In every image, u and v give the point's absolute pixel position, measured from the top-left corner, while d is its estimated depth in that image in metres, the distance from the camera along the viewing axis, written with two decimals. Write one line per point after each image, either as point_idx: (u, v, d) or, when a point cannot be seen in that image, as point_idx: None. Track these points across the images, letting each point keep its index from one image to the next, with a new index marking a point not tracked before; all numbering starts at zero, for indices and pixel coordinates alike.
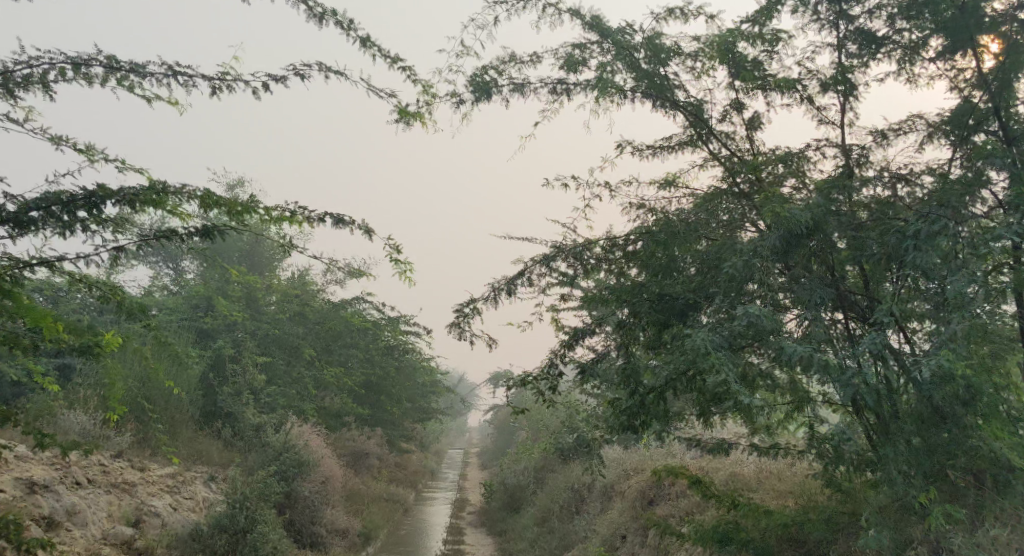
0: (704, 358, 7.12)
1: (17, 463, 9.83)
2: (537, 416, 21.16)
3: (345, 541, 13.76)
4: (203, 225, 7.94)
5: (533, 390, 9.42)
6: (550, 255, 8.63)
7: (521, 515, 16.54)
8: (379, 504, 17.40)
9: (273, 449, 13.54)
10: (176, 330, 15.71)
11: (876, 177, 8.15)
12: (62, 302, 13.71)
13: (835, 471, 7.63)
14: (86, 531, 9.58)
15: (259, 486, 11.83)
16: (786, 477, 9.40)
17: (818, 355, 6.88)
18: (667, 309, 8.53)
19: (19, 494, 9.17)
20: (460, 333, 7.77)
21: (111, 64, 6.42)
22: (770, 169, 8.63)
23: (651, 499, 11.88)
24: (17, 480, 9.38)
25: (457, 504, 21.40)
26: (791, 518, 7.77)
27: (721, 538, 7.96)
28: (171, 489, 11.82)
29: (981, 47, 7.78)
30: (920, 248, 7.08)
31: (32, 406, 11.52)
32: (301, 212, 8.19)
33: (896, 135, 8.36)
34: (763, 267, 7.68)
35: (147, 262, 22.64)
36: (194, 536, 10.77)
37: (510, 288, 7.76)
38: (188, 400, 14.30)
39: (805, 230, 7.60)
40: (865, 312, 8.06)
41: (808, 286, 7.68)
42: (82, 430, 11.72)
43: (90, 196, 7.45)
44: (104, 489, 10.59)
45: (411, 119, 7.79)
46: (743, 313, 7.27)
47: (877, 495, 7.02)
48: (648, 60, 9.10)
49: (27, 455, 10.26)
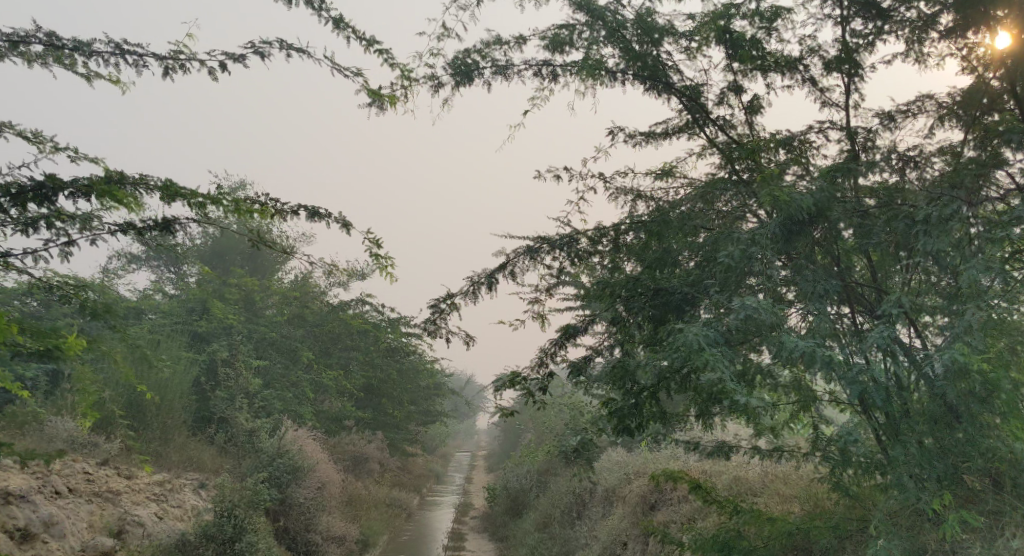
0: (698, 354, 6.55)
1: None
2: (543, 418, 20.56)
3: (341, 548, 13.23)
4: (167, 218, 7.38)
5: (523, 391, 8.88)
6: (535, 247, 8.12)
7: (523, 520, 15.95)
8: (379, 509, 16.81)
9: (266, 454, 13.00)
10: (166, 334, 14.96)
11: (882, 162, 7.59)
12: (50, 306, 13.17)
13: (841, 474, 7.04)
14: (65, 543, 8.91)
15: (248, 493, 11.02)
16: (793, 480, 8.81)
17: (822, 350, 6.34)
18: (663, 305, 7.99)
19: None
20: (436, 330, 7.28)
21: (51, 42, 5.86)
22: (770, 155, 8.08)
23: (653, 504, 11.31)
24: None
25: (461, 508, 20.83)
26: (795, 525, 7.21)
27: (722, 547, 7.37)
28: (158, 497, 11.01)
29: (993, 37, 7.12)
30: (932, 235, 6.53)
31: (16, 415, 10.98)
32: (273, 203, 7.57)
33: (903, 117, 7.80)
34: (763, 256, 7.10)
35: (149, 266, 22.08)
36: (180, 546, 9.99)
37: (490, 282, 7.25)
38: (181, 405, 13.65)
39: (807, 217, 7.03)
40: (874, 305, 7.49)
41: (812, 278, 7.11)
42: (69, 438, 11.16)
43: (40, 186, 6.90)
44: (86, 498, 9.88)
45: (387, 102, 7.29)
46: (740, 306, 6.70)
47: (886, 501, 6.40)
48: (640, 41, 8.54)
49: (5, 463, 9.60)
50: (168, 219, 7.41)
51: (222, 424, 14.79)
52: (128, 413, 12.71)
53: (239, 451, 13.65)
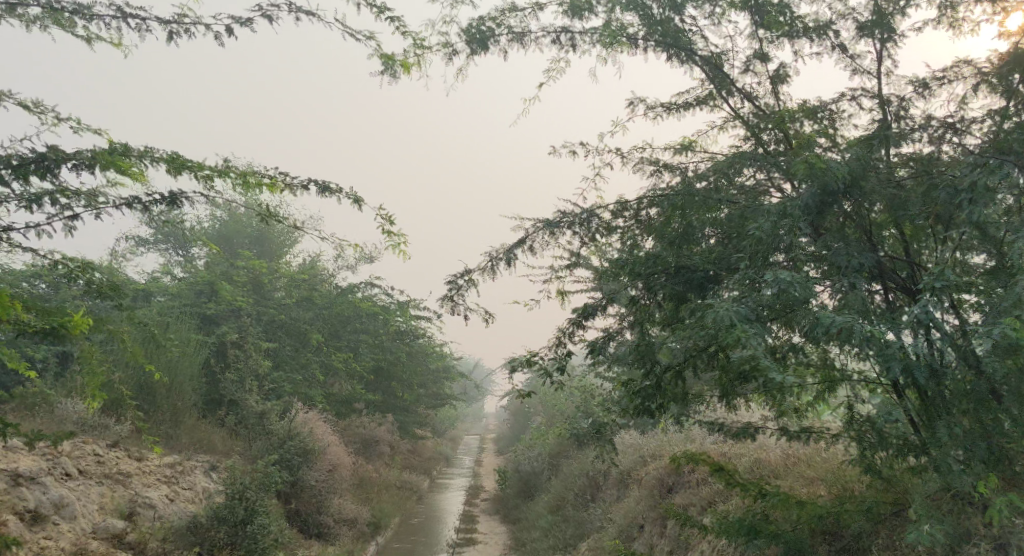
0: (728, 331, 6.25)
1: (2, 453, 8.96)
2: (554, 401, 20.34)
3: (353, 531, 13.07)
4: (174, 191, 7.12)
5: (540, 372, 8.56)
6: (554, 222, 7.81)
7: (536, 502, 15.74)
8: (390, 492, 16.63)
9: (278, 437, 12.78)
10: (176, 316, 14.70)
11: (917, 131, 7.24)
12: (59, 288, 12.95)
13: (874, 455, 6.75)
14: (75, 525, 8.71)
15: (260, 475, 10.77)
16: (817, 462, 8.53)
17: (860, 325, 6.03)
18: (685, 282, 7.63)
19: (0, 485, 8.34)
20: (453, 307, 7.03)
21: (50, 4, 5.59)
22: (799, 124, 7.71)
23: (671, 486, 11.05)
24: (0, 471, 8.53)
25: (472, 490, 20.65)
26: (825, 508, 6.85)
27: (748, 531, 7.02)
28: (169, 479, 10.81)
29: None
30: (977, 204, 6.22)
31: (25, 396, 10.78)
32: (282, 176, 7.29)
33: (939, 84, 7.43)
34: (794, 227, 6.77)
35: (157, 249, 21.75)
36: (192, 528, 9.73)
37: (509, 258, 6.99)
38: (192, 386, 13.42)
39: (842, 186, 6.70)
40: (908, 282, 7.16)
41: (846, 251, 6.78)
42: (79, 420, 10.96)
43: (41, 158, 6.63)
44: (96, 480, 9.68)
45: (400, 70, 7.04)
46: (772, 279, 6.40)
47: (925, 484, 6.11)
48: (661, 7, 8.19)
49: (15, 445, 9.40)
50: (175, 192, 7.15)
51: (233, 406, 14.56)
52: (138, 395, 12.50)
53: (250, 432, 13.45)
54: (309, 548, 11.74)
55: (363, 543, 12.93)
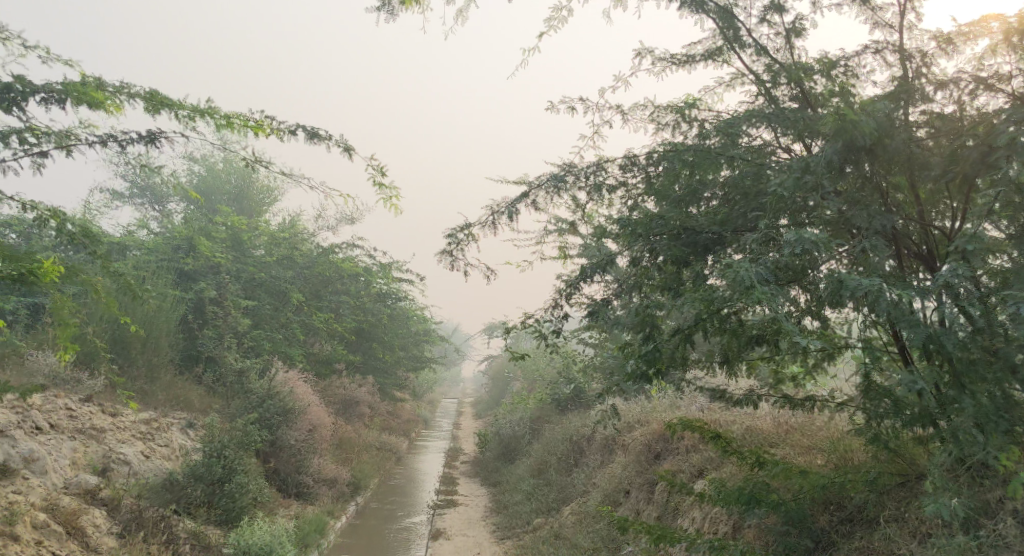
0: (746, 293, 5.87)
1: None
2: (537, 366, 20.03)
3: (332, 491, 12.78)
4: (152, 130, 6.65)
5: (533, 333, 8.05)
6: (558, 176, 7.35)
7: (516, 467, 15.45)
8: (369, 452, 16.33)
9: (255, 396, 12.26)
10: (153, 270, 14.18)
11: (944, 87, 6.42)
12: (32, 236, 12.39)
13: (886, 427, 6.40)
14: (46, 480, 8.31)
15: (238, 433, 10.40)
16: (814, 431, 8.18)
17: (887, 290, 5.66)
18: (691, 243, 6.99)
19: None
20: (453, 262, 6.66)
21: None
22: (815, 80, 7.03)
23: (658, 453, 10.71)
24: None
25: (451, 453, 20.37)
26: (831, 478, 6.50)
27: (749, 500, 6.61)
28: (145, 435, 10.41)
29: None
30: (1013, 163, 5.79)
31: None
32: (268, 119, 6.82)
33: (965, 39, 6.36)
34: (815, 185, 6.32)
35: (132, 204, 21.04)
36: (168, 486, 9.31)
37: (512, 211, 6.60)
38: (168, 341, 12.92)
39: (868, 143, 6.19)
40: (923, 251, 6.69)
41: (867, 212, 6.30)
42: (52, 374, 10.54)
43: (6, 89, 6.03)
44: (68, 435, 9.27)
45: (399, 6, 6.56)
46: (794, 239, 5.96)
47: (941, 455, 5.79)
48: None
49: None
50: (152, 131, 6.67)
51: (211, 363, 14.12)
52: (113, 349, 12.06)
53: (228, 390, 12.98)
54: (288, 507, 11.45)
55: (344, 504, 12.65)
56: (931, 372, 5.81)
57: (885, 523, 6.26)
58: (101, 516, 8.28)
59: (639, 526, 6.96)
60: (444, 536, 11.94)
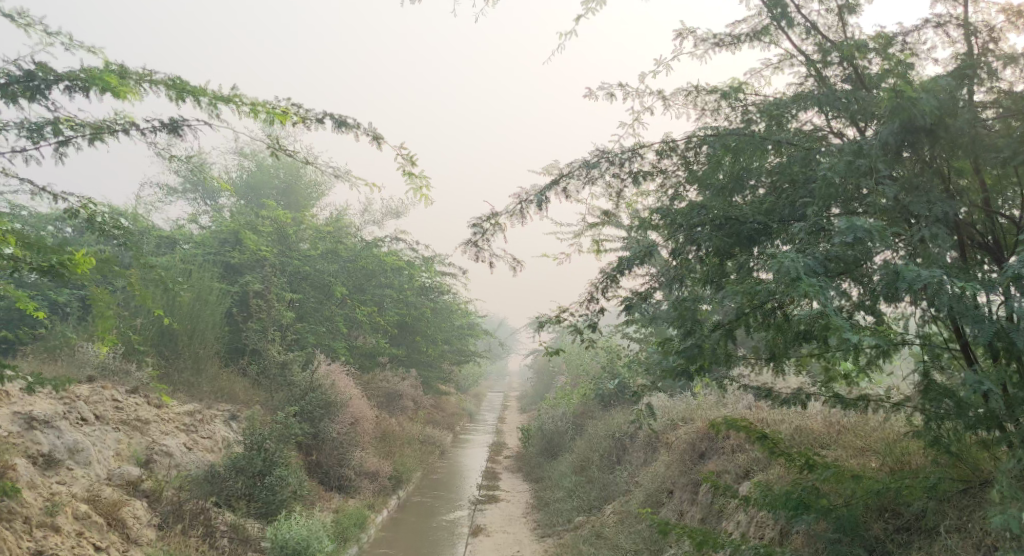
0: (793, 285, 5.49)
1: (18, 395, 8.60)
2: (581, 361, 19.70)
3: (375, 484, 12.62)
4: (177, 119, 6.49)
5: (568, 328, 7.75)
6: (592, 164, 7.03)
7: (559, 462, 15.18)
8: (412, 446, 16.20)
9: (299, 388, 12.27)
10: (199, 264, 14.22)
11: (1012, 64, 5.95)
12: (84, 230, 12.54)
13: (948, 430, 5.96)
14: (90, 471, 8.28)
15: (281, 426, 10.28)
16: (870, 432, 7.73)
17: (948, 282, 5.24)
18: (735, 233, 6.61)
19: (14, 428, 7.98)
20: (478, 253, 6.40)
21: None
22: (870, 59, 6.58)
23: (703, 453, 10.32)
24: (13, 414, 8.17)
25: (495, 448, 20.16)
26: (886, 483, 6.08)
27: (797, 505, 6.23)
28: (188, 427, 10.39)
29: None
30: None
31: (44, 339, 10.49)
32: (296, 107, 6.60)
33: None
34: (869, 170, 5.90)
35: (185, 199, 21.28)
36: (209, 478, 9.24)
37: (540, 199, 6.31)
38: (213, 334, 12.90)
39: (928, 123, 5.75)
40: (987, 241, 6.21)
41: (926, 200, 5.86)
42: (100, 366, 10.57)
43: (30, 77, 5.91)
44: (113, 425, 9.25)
45: None
46: (846, 228, 5.56)
47: (1009, 461, 5.35)
48: None
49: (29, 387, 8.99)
50: (177, 120, 6.51)
51: (255, 356, 14.11)
52: (160, 342, 12.13)
53: (271, 383, 12.93)
54: (331, 500, 11.35)
55: (385, 497, 12.50)
56: (997, 371, 5.37)
57: (946, 534, 5.85)
58: (142, 508, 8.20)
59: (681, 530, 6.61)
60: (484, 532, 11.70)
